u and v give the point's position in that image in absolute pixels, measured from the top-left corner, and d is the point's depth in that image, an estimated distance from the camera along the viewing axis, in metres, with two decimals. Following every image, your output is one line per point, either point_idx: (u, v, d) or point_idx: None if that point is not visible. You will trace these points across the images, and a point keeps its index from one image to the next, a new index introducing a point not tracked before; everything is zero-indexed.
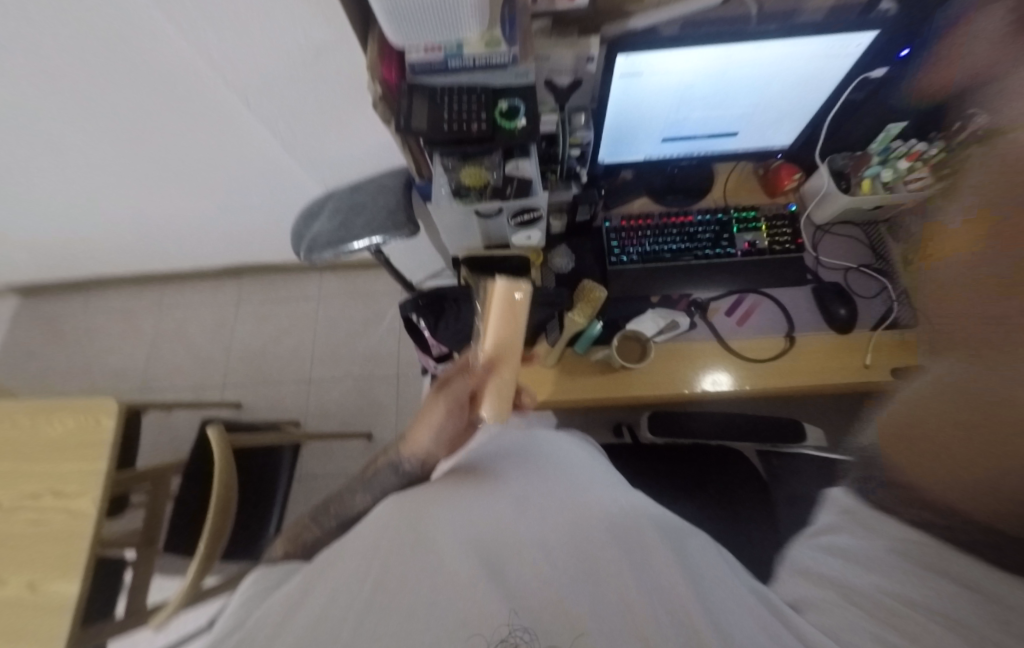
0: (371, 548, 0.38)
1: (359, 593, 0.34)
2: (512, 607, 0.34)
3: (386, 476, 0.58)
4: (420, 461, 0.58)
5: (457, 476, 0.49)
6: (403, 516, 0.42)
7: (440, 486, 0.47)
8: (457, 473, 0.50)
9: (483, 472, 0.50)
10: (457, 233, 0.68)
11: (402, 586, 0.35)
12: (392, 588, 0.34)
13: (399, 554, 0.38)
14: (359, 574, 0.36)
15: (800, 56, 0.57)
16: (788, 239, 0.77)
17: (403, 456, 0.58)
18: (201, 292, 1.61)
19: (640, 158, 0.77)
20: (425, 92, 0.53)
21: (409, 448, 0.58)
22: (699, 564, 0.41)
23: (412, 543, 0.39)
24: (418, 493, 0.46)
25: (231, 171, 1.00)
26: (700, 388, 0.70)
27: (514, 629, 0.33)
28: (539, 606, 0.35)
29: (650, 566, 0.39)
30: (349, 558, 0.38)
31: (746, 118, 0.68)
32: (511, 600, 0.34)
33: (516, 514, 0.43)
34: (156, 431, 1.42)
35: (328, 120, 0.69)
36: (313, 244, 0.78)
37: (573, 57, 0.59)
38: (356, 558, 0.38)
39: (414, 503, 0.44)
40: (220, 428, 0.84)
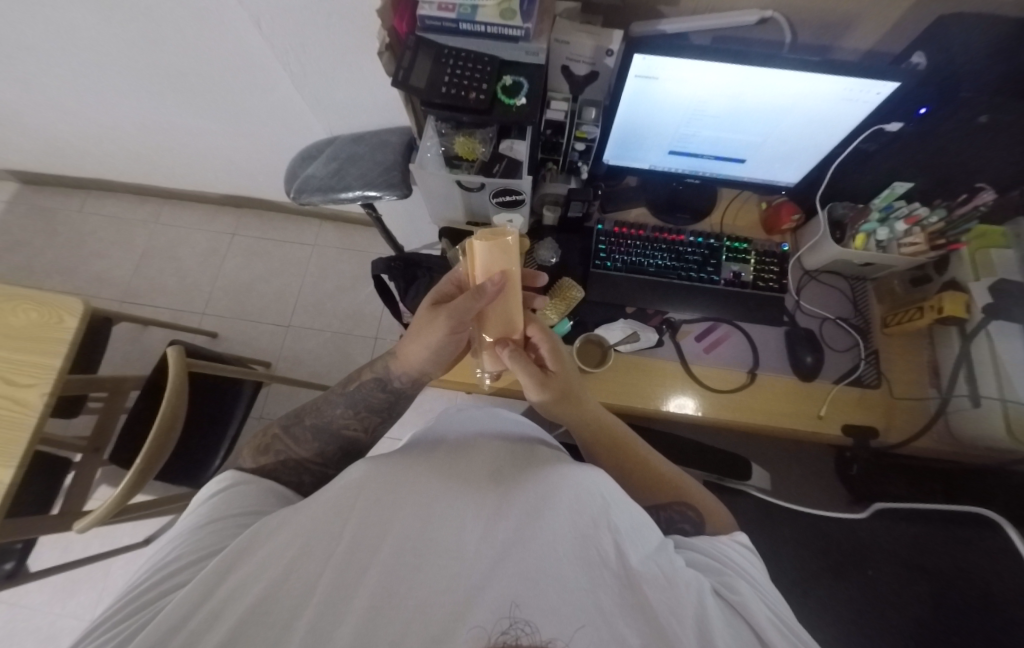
0: (335, 509, 0.38)
1: (327, 553, 0.34)
2: (508, 595, 0.30)
3: (372, 390, 0.60)
4: (411, 379, 0.59)
5: (430, 459, 0.44)
6: (370, 479, 0.41)
7: (412, 471, 0.42)
8: (434, 458, 0.45)
9: (461, 458, 0.45)
10: (440, 202, 0.67)
11: (373, 553, 0.33)
12: (361, 552, 0.33)
13: (365, 519, 0.36)
14: (324, 534, 0.36)
15: (821, 93, 0.55)
16: (773, 276, 0.76)
17: (393, 372, 0.59)
18: (199, 216, 1.60)
19: (645, 166, 0.76)
20: (433, 49, 0.52)
21: (402, 367, 0.59)
22: (656, 538, 0.39)
23: (381, 508, 0.37)
24: (389, 461, 0.44)
25: (241, 98, 0.98)
26: (656, 405, 0.70)
27: (514, 620, 0.29)
28: (533, 581, 0.31)
29: (626, 542, 0.36)
30: (308, 517, 0.38)
31: (754, 147, 0.68)
32: (510, 593, 0.30)
33: (490, 483, 0.40)
34: (128, 344, 1.42)
35: (338, 64, 0.68)
36: (305, 185, 0.78)
37: (592, 47, 0.58)
38: (320, 516, 0.38)
39: (383, 469, 0.42)
40: (181, 350, 0.84)
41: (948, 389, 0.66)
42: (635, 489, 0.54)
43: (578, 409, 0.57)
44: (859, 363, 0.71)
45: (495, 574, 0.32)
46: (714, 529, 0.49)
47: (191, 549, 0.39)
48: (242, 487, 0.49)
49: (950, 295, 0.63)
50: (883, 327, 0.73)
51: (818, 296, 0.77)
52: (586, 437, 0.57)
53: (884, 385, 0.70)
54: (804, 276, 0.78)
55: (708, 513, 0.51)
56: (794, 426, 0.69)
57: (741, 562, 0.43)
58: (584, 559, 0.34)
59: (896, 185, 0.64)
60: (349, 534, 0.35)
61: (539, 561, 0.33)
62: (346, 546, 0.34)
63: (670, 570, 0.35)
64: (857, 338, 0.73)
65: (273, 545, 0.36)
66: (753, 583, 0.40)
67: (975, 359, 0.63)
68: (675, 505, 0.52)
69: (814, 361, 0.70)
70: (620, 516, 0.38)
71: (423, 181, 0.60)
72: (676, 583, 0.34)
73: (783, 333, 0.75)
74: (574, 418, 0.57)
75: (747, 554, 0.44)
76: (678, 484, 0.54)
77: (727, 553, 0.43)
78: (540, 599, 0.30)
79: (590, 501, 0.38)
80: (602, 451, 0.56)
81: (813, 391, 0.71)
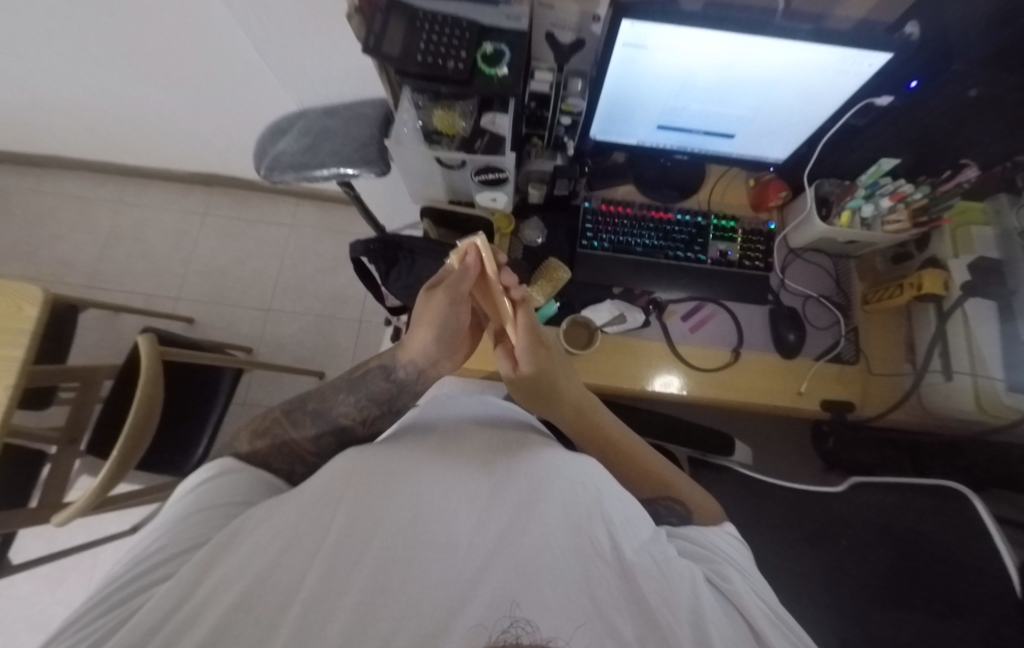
0: (324, 500, 0.37)
1: (316, 547, 0.33)
2: (507, 594, 0.31)
3: (376, 377, 0.61)
4: (416, 369, 0.61)
5: (421, 451, 0.43)
6: (361, 470, 0.40)
7: (403, 464, 0.41)
8: (424, 449, 0.44)
9: (451, 449, 0.44)
10: (421, 180, 0.64)
11: (365, 547, 0.33)
12: (352, 545, 0.33)
13: (356, 511, 0.36)
14: (312, 527, 0.35)
15: (812, 64, 0.54)
16: (759, 255, 0.76)
17: (398, 364, 0.61)
18: (167, 195, 1.51)
19: (633, 142, 0.74)
20: (406, 13, 0.48)
21: (406, 356, 0.60)
22: (647, 530, 0.40)
23: (373, 499, 0.37)
24: (380, 450, 0.44)
25: (202, 67, 0.91)
26: (643, 386, 0.71)
27: (514, 619, 0.29)
28: (530, 576, 0.32)
29: (619, 534, 0.37)
30: (294, 508, 0.37)
31: (743, 122, 0.66)
32: (511, 590, 0.31)
33: (484, 478, 0.40)
34: (99, 332, 1.36)
35: (304, 27, 0.62)
36: (275, 162, 0.74)
37: (578, 13, 0.55)
38: (309, 506, 0.37)
39: (374, 457, 0.42)
40: (153, 338, 0.81)
41: (923, 365, 0.67)
42: (623, 475, 0.54)
43: (563, 402, 0.57)
44: (840, 339, 0.73)
45: (493, 568, 0.32)
46: (700, 520, 0.50)
47: (175, 539, 0.38)
48: (229, 475, 0.47)
49: (928, 273, 0.64)
50: (864, 304, 0.75)
51: (802, 274, 0.77)
52: (574, 430, 0.57)
53: (863, 361, 0.72)
54: (790, 255, 0.78)
55: (697, 506, 0.52)
56: (775, 403, 0.70)
57: (733, 551, 0.44)
58: (578, 551, 0.35)
59: (885, 161, 0.63)
60: (339, 526, 0.34)
61: (535, 556, 0.33)
62: (336, 538, 0.33)
63: (664, 561, 0.37)
64: (838, 316, 0.74)
65: (257, 539, 0.35)
66: (744, 570, 0.42)
67: (950, 337, 0.64)
68: (663, 498, 0.53)
69: (796, 339, 0.71)
70: (614, 508, 0.39)
71: (401, 158, 0.57)
72: (668, 573, 0.35)
73: (767, 312, 0.75)
74: (560, 410, 0.57)
75: (739, 543, 0.46)
76: (667, 477, 0.54)
77: (717, 541, 0.45)
78: (537, 590, 0.31)
79: (584, 495, 0.39)
80: (591, 442, 0.56)
81: (795, 368, 0.72)
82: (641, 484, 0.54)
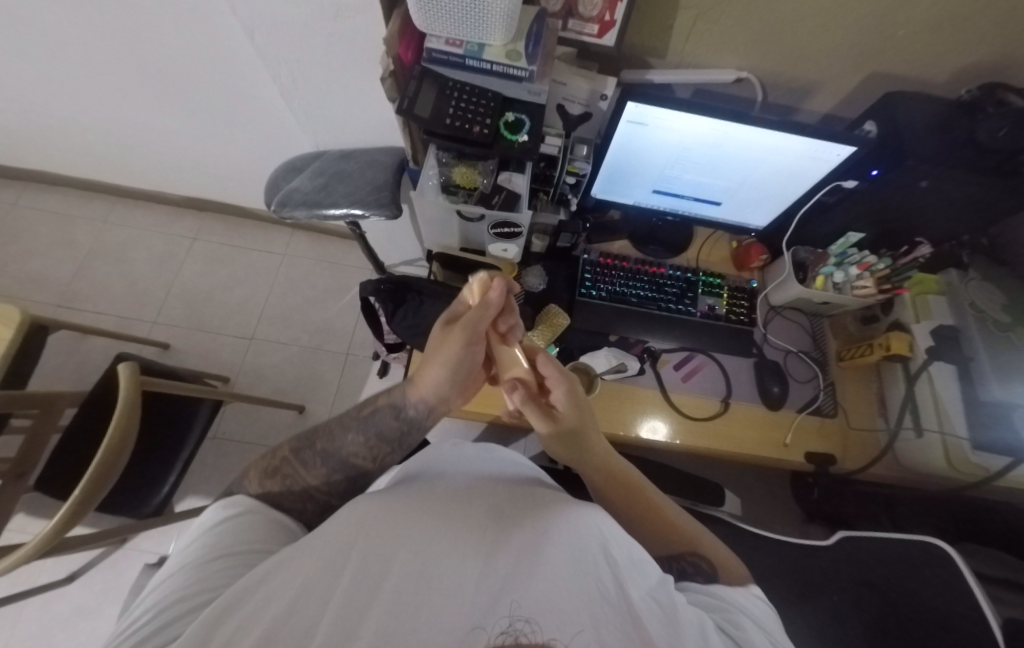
0: (336, 540, 0.37)
1: (330, 589, 0.32)
2: (509, 597, 0.32)
3: (386, 416, 0.57)
4: (428, 408, 0.57)
5: (434, 492, 0.44)
6: (371, 512, 0.39)
7: (417, 498, 0.42)
8: (435, 491, 0.44)
9: (467, 492, 0.44)
10: (435, 228, 0.67)
11: (383, 582, 0.32)
12: (366, 585, 0.32)
13: (371, 548, 0.35)
14: (325, 570, 0.34)
15: (789, 150, 0.61)
16: (743, 311, 0.81)
17: (408, 401, 0.57)
18: (156, 218, 1.49)
19: (630, 201, 0.80)
20: (438, 81, 0.53)
21: (417, 394, 0.57)
22: (651, 567, 0.39)
23: (388, 535, 0.36)
24: (388, 492, 0.44)
25: (218, 103, 0.94)
26: (636, 433, 0.72)
27: (514, 620, 0.31)
28: (534, 585, 0.33)
29: (625, 578, 0.36)
30: (307, 550, 0.36)
31: (730, 192, 0.73)
32: (511, 591, 0.32)
33: (491, 513, 0.40)
34: (62, 354, 1.28)
35: (333, 81, 0.67)
36: (288, 198, 0.76)
37: (587, 90, 0.61)
38: (325, 547, 0.36)
39: (389, 495, 0.42)
40: (135, 367, 0.77)
41: (895, 423, 0.72)
42: (644, 530, 0.52)
43: (586, 451, 0.57)
44: (819, 393, 0.77)
45: (497, 598, 0.32)
46: (725, 576, 0.46)
47: (192, 590, 0.36)
48: (245, 523, 0.45)
49: (895, 335, 0.70)
50: (838, 360, 0.81)
51: (782, 330, 0.83)
52: (599, 484, 0.56)
53: (841, 414, 0.76)
54: (771, 312, 0.84)
55: (721, 564, 0.48)
56: (763, 454, 0.73)
57: (760, 611, 0.41)
58: (583, 590, 0.34)
59: (851, 235, 0.72)
60: (354, 566, 0.34)
61: (538, 580, 0.33)
62: (356, 564, 0.34)
63: (672, 609, 0.35)
64: (816, 371, 0.79)
65: (269, 590, 0.33)
66: (770, 632, 0.39)
67: (918, 398, 0.69)
68: (690, 554, 0.49)
69: (780, 391, 0.76)
70: (616, 546, 0.39)
71: (420, 208, 0.60)
72: (672, 614, 0.35)
73: (752, 364, 0.80)
74: (585, 460, 0.57)
75: (767, 606, 0.43)
76: (686, 531, 0.52)
77: (730, 592, 0.43)
78: (541, 607, 0.32)
79: (588, 537, 0.38)
80: (615, 497, 0.55)
81: (778, 419, 0.76)
82: (662, 542, 0.51)
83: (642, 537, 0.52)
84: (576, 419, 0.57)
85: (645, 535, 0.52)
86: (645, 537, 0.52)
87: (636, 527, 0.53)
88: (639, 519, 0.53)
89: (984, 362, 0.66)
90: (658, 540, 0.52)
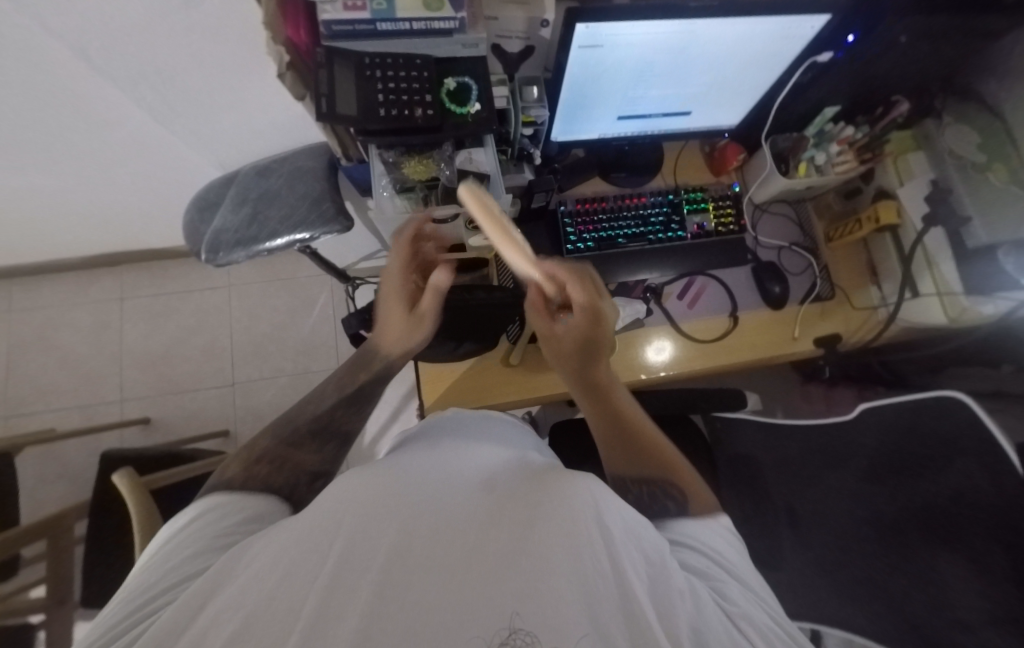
0: (312, 531, 0.29)
1: (308, 576, 0.25)
2: (507, 598, 0.24)
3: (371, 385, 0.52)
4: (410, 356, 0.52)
5: (423, 474, 0.36)
6: (358, 491, 0.33)
7: (403, 481, 0.34)
8: (426, 473, 0.36)
9: (470, 475, 0.37)
10: None
11: (358, 570, 0.25)
12: (349, 568, 0.25)
13: (356, 528, 0.29)
14: (306, 551, 0.27)
15: (759, 35, 0.54)
16: (731, 220, 0.79)
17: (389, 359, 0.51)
18: (67, 290, 1.29)
19: (594, 136, 0.72)
20: (351, 60, 0.42)
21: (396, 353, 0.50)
22: (647, 534, 0.33)
23: (372, 516, 0.30)
24: (369, 475, 0.35)
25: (77, 147, 0.76)
26: (656, 370, 0.73)
27: (514, 631, 0.23)
28: (536, 578, 0.25)
29: (619, 548, 0.29)
30: (271, 547, 0.29)
31: (699, 98, 0.66)
32: (513, 592, 0.24)
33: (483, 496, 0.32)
34: (40, 466, 1.18)
35: (215, 87, 0.54)
36: (217, 242, 0.65)
37: (525, 20, 0.51)
38: (301, 533, 0.29)
39: (374, 480, 0.34)
40: (127, 472, 0.70)
41: (890, 295, 0.75)
42: (610, 438, 0.52)
43: (580, 357, 0.54)
44: (816, 281, 0.78)
45: (486, 580, 0.25)
46: (696, 507, 0.45)
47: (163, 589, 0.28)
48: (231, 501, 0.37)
49: (883, 205, 0.70)
50: (828, 242, 0.81)
51: (771, 227, 0.82)
52: (583, 389, 0.55)
53: (838, 295, 0.78)
54: (756, 211, 0.82)
55: (695, 494, 0.46)
56: (778, 354, 0.75)
57: (734, 547, 0.40)
58: (582, 570, 0.26)
59: (827, 110, 0.68)
60: (340, 545, 0.27)
61: (535, 569, 0.25)
62: (332, 563, 0.26)
63: (661, 578, 0.29)
64: (810, 259, 0.79)
65: (255, 568, 0.27)
66: (749, 579, 0.37)
67: (916, 277, 0.70)
68: (660, 477, 0.49)
69: (781, 289, 0.76)
70: (614, 520, 0.31)
71: (383, 223, 0.52)
72: (664, 582, 0.29)
73: (749, 270, 0.79)
74: (577, 365, 0.55)
75: (747, 554, 0.41)
76: (668, 460, 0.50)
77: (722, 549, 0.39)
78: (544, 602, 0.24)
79: (584, 507, 0.31)
80: (594, 401, 0.55)
81: (784, 316, 0.77)
82: (626, 450, 0.51)
83: (608, 442, 0.53)
84: (574, 328, 0.53)
85: (610, 445, 0.52)
86: (610, 441, 0.52)
87: (607, 434, 0.53)
88: (618, 434, 0.52)
89: (974, 219, 0.65)
90: (623, 449, 0.51)
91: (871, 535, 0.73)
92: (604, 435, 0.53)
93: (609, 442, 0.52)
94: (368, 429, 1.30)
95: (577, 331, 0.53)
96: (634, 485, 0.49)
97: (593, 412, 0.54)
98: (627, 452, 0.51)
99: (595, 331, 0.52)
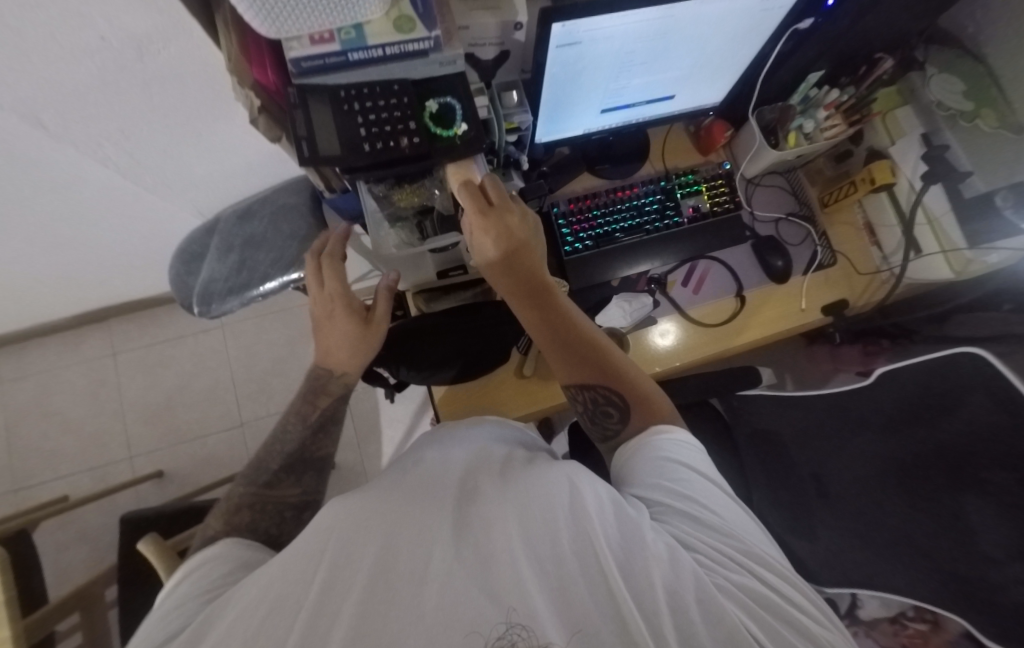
0: (303, 557, 0.29)
1: (294, 612, 0.26)
2: (496, 596, 0.25)
3: None
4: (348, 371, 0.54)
5: (408, 479, 0.35)
6: (339, 514, 0.32)
7: (390, 491, 0.34)
8: (409, 478, 0.36)
9: (449, 471, 0.36)
10: (405, 267, 0.58)
11: (344, 595, 0.26)
12: (336, 591, 0.26)
13: (338, 552, 0.28)
14: (298, 577, 0.28)
15: (741, 10, 0.52)
16: (726, 199, 0.78)
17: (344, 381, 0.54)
18: (56, 352, 1.26)
19: (579, 132, 0.70)
20: (326, 95, 0.40)
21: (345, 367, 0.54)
22: (623, 508, 0.32)
23: (356, 528, 0.30)
24: (358, 491, 0.35)
25: (46, 212, 0.73)
26: (671, 359, 0.73)
27: (510, 625, 0.24)
28: (523, 572, 0.26)
29: (597, 531, 0.29)
30: (265, 580, 0.29)
31: (682, 81, 0.64)
32: (500, 592, 0.25)
33: (461, 496, 0.33)
34: (60, 534, 1.17)
35: (181, 134, 0.52)
36: (208, 292, 0.63)
37: (497, 26, 0.49)
38: (289, 562, 0.30)
39: (356, 499, 0.33)
40: (152, 539, 0.69)
41: (891, 255, 0.74)
42: (557, 352, 0.48)
43: (504, 272, 0.45)
44: (817, 249, 0.77)
45: (473, 582, 0.25)
46: (642, 418, 0.46)
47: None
48: (222, 586, 0.36)
49: (877, 165, 0.69)
50: (823, 208, 0.81)
51: (766, 200, 0.81)
52: (516, 302, 0.47)
53: (840, 260, 0.78)
54: (749, 186, 0.81)
55: (640, 404, 0.47)
56: (787, 330, 0.75)
57: (709, 481, 0.39)
58: (560, 559, 0.27)
59: (811, 75, 0.66)
60: (324, 573, 0.27)
61: (516, 565, 0.26)
62: (320, 584, 0.27)
63: (638, 556, 0.28)
64: (808, 228, 0.79)
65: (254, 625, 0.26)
66: (736, 526, 0.35)
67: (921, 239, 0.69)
68: (607, 388, 0.47)
69: (783, 263, 0.75)
70: (591, 503, 0.32)
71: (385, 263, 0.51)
72: (638, 560, 0.28)
73: (750, 247, 0.78)
74: (503, 281, 0.46)
75: (731, 493, 0.39)
76: (616, 369, 0.48)
77: (691, 485, 0.38)
78: (531, 597, 0.25)
79: (559, 497, 0.32)
80: (532, 316, 0.47)
81: (790, 290, 0.76)
82: (575, 364, 0.48)
83: (555, 354, 0.48)
84: (491, 250, 0.44)
85: (557, 358, 0.48)
86: (557, 354, 0.48)
87: (552, 348, 0.48)
88: (564, 347, 0.48)
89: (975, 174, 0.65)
90: (571, 363, 0.48)
91: (892, 489, 0.74)
92: (549, 347, 0.48)
93: (556, 355, 0.48)
94: (385, 449, 1.29)
95: (493, 251, 0.44)
96: (580, 394, 0.49)
97: (533, 328, 0.48)
98: (576, 365, 0.48)
99: (511, 246, 0.44)
